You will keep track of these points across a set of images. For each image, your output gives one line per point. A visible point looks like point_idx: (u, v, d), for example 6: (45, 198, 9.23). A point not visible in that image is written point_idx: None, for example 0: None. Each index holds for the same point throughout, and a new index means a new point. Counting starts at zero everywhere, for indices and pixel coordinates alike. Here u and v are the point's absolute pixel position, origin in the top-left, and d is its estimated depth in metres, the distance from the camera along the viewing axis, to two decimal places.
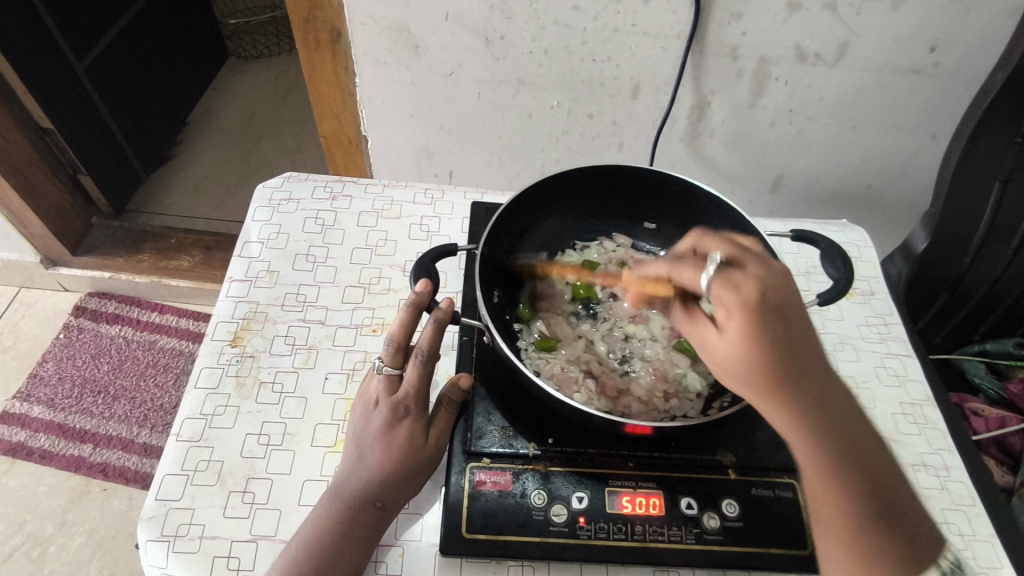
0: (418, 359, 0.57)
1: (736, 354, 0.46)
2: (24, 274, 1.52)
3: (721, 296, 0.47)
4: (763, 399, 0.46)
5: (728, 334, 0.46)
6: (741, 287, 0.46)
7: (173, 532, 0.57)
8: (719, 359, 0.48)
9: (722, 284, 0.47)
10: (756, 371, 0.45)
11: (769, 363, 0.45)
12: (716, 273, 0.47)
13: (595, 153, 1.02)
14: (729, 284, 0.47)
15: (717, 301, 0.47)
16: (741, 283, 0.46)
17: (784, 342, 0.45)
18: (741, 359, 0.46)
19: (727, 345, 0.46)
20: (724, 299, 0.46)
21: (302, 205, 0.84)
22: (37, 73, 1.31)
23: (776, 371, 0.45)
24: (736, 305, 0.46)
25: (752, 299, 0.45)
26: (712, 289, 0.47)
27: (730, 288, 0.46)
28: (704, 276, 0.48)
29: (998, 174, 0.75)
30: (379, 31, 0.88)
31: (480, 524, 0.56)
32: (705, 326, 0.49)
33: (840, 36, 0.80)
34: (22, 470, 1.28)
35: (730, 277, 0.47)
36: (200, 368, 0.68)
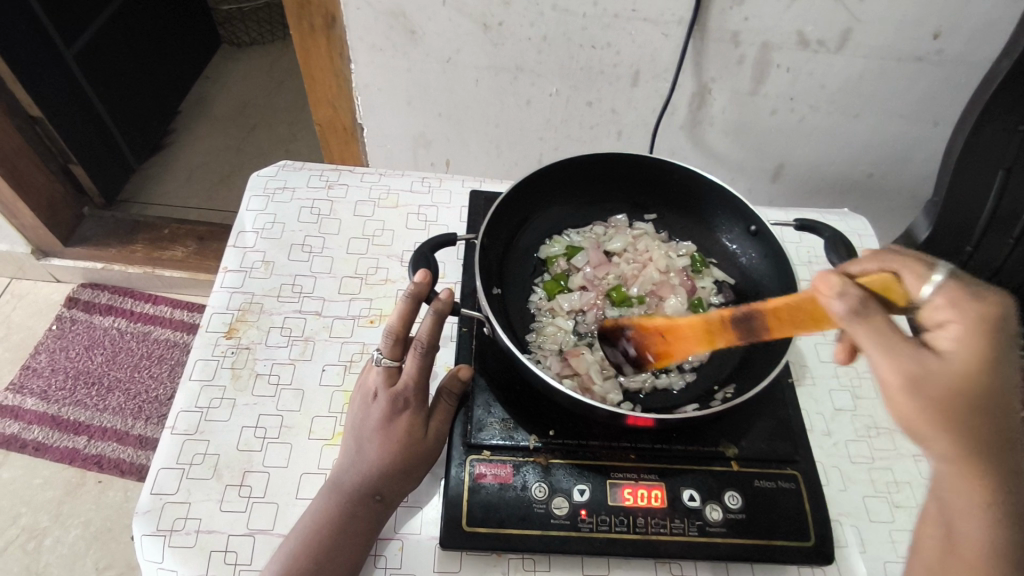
0: (418, 351, 0.56)
1: (962, 377, 0.41)
2: (15, 265, 1.50)
3: (956, 309, 0.43)
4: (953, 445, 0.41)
5: (956, 356, 0.41)
6: (975, 306, 0.43)
7: (169, 526, 0.56)
8: (927, 387, 0.41)
9: (966, 300, 0.43)
10: (963, 398, 0.41)
11: (977, 397, 0.41)
12: (951, 282, 0.44)
13: (594, 141, 1.01)
14: (966, 296, 0.43)
15: (949, 306, 0.43)
16: (973, 300, 0.43)
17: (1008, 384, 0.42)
18: (966, 387, 0.41)
19: (950, 367, 0.41)
20: (963, 308, 0.43)
21: (297, 194, 0.83)
22: (26, 60, 1.29)
23: (978, 406, 0.41)
24: (973, 322, 0.42)
25: (991, 319, 0.42)
26: (937, 298, 0.44)
27: (961, 301, 0.43)
28: (927, 286, 0.45)
29: (1001, 163, 0.74)
30: (374, 16, 0.86)
31: (481, 518, 0.56)
32: (914, 347, 0.42)
33: (844, 22, 0.78)
34: (15, 463, 1.27)
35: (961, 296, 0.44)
36: (195, 360, 0.67)
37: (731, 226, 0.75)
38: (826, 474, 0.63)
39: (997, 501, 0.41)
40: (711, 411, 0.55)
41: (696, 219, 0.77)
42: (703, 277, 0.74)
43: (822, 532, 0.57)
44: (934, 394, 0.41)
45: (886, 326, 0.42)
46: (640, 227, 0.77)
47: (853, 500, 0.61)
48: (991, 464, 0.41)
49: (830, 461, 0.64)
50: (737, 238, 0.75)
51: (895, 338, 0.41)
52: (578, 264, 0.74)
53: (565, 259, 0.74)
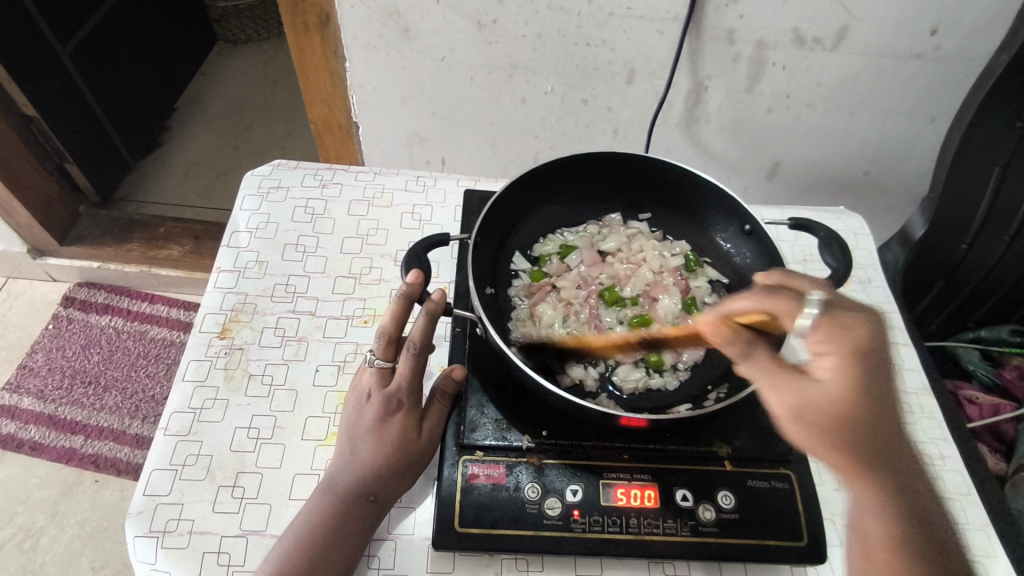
0: (411, 352, 0.56)
1: (837, 404, 0.44)
2: (10, 264, 1.50)
3: (829, 341, 0.45)
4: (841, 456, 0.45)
5: (831, 381, 0.45)
6: (853, 332, 0.45)
7: (162, 528, 0.56)
8: (803, 412, 0.45)
9: (835, 331, 0.45)
10: (839, 417, 0.44)
11: (855, 417, 0.44)
12: (823, 314, 0.46)
13: (590, 139, 1.00)
14: (837, 327, 0.45)
15: (824, 340, 0.46)
16: (852, 326, 0.45)
17: (885, 400, 0.44)
18: (842, 410, 0.44)
19: (825, 391, 0.45)
20: (836, 341, 0.45)
21: (291, 193, 0.83)
22: (20, 58, 1.28)
23: (856, 423, 0.44)
24: (845, 351, 0.45)
25: (858, 345, 0.45)
26: (814, 333, 0.46)
27: (840, 329, 0.45)
28: (802, 315, 0.46)
29: (997, 159, 0.74)
30: (368, 14, 0.85)
31: (474, 518, 0.56)
32: (790, 375, 0.46)
33: (839, 19, 0.78)
34: (11, 462, 1.27)
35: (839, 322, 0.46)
36: (188, 361, 0.66)
37: (725, 225, 0.75)
38: (821, 473, 0.63)
39: (886, 498, 0.46)
40: (705, 412, 0.55)
41: (691, 218, 0.77)
42: (697, 277, 0.73)
43: (815, 532, 0.57)
44: (813, 419, 0.44)
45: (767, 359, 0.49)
46: (634, 227, 0.77)
47: (846, 499, 0.61)
48: (872, 468, 0.45)
49: (824, 460, 0.64)
50: (731, 237, 0.75)
51: (776, 368, 0.48)
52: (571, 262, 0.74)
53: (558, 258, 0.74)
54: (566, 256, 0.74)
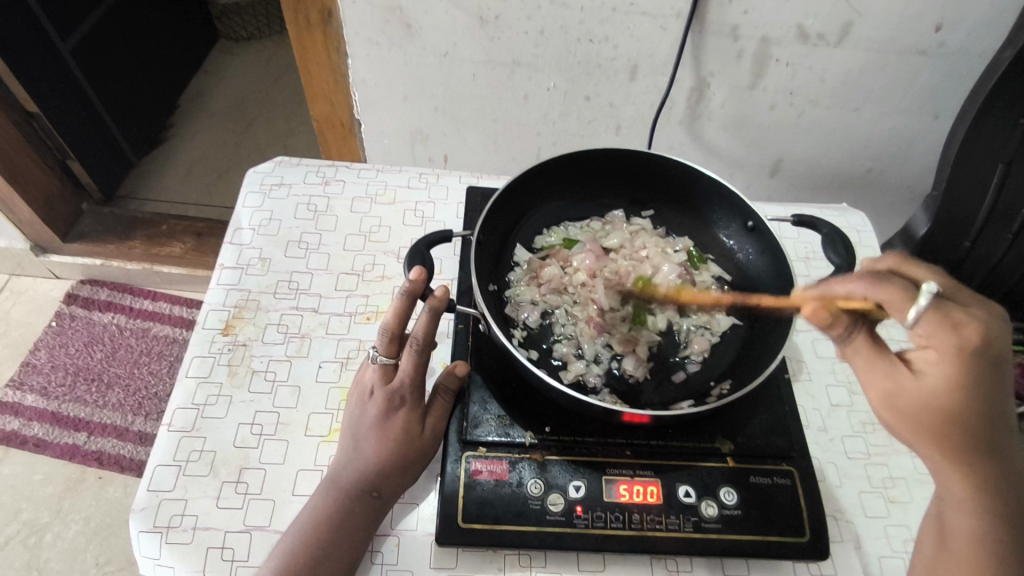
0: (413, 349, 0.56)
1: (936, 400, 0.45)
2: (14, 262, 1.50)
3: (934, 334, 0.45)
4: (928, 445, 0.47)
5: (932, 377, 0.46)
6: (964, 331, 0.44)
7: (166, 523, 0.56)
8: (900, 402, 0.47)
9: (943, 324, 0.44)
10: (940, 414, 0.46)
11: (953, 412, 0.45)
12: (933, 307, 0.44)
13: (592, 136, 1.00)
14: (946, 322, 0.45)
15: (929, 333, 0.45)
16: (963, 325, 0.44)
17: (992, 402, 0.45)
18: (944, 406, 0.45)
19: (928, 385, 0.46)
20: (939, 337, 0.45)
21: (294, 190, 0.83)
22: (22, 55, 1.28)
23: (955, 417, 0.45)
24: (953, 350, 0.44)
25: (968, 345, 0.44)
26: (920, 326, 0.45)
27: (948, 327, 0.44)
28: (913, 308, 0.45)
29: (1001, 156, 0.73)
30: (370, 10, 0.85)
31: (476, 514, 0.56)
32: (889, 363, 0.47)
33: (843, 15, 0.78)
34: (15, 459, 1.27)
35: (948, 317, 0.45)
36: (192, 357, 0.67)
37: (728, 221, 0.75)
38: (823, 469, 0.63)
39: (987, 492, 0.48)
40: (708, 408, 0.55)
41: (693, 215, 0.77)
42: (700, 273, 0.74)
43: (817, 528, 0.57)
44: (907, 410, 0.46)
45: (868, 344, 0.48)
46: (637, 223, 0.77)
47: (849, 495, 0.61)
48: (974, 462, 0.47)
49: (827, 457, 0.64)
50: (734, 233, 0.75)
51: (876, 357, 0.47)
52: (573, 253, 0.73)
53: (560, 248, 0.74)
54: (568, 247, 0.74)
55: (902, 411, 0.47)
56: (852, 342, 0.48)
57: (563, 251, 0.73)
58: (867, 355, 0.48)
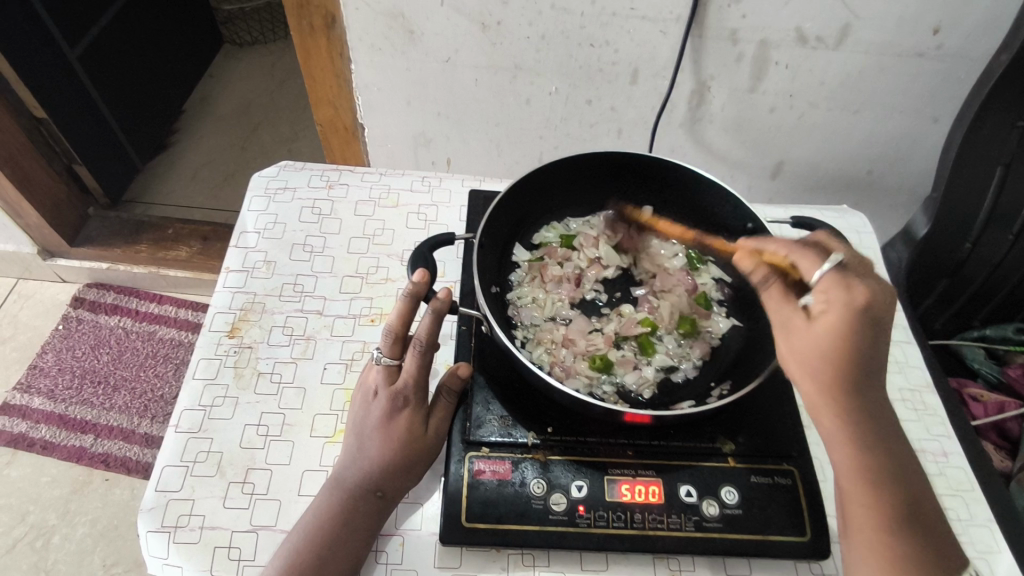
0: (418, 350, 0.57)
1: (823, 344, 0.48)
2: (22, 266, 1.51)
3: (829, 289, 0.49)
4: (811, 386, 0.49)
5: (823, 324, 0.48)
6: (854, 292, 0.48)
7: (174, 523, 0.57)
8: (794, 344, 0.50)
9: (838, 282, 0.49)
10: (822, 357, 0.48)
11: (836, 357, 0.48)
12: (834, 270, 0.50)
13: (594, 139, 1.01)
14: (841, 282, 0.49)
15: (824, 289, 0.49)
16: (855, 286, 0.48)
17: (874, 351, 0.48)
18: (829, 352, 0.48)
19: (817, 331, 0.49)
20: (832, 292, 0.49)
21: (299, 194, 0.84)
22: (30, 63, 1.30)
23: (836, 359, 0.48)
24: (841, 303, 0.48)
25: (858, 301, 0.48)
26: (821, 283, 0.50)
27: (843, 286, 0.48)
28: (817, 269, 0.51)
29: (1000, 158, 0.74)
30: (374, 16, 0.86)
31: (480, 514, 0.57)
32: (791, 309, 0.51)
33: (842, 18, 0.78)
34: (23, 461, 1.29)
35: (846, 281, 0.49)
36: (198, 359, 0.67)
37: (729, 223, 0.76)
38: (824, 469, 0.63)
39: (861, 442, 0.49)
40: (710, 408, 0.56)
41: (694, 218, 0.78)
42: (699, 273, 0.75)
43: (818, 527, 0.58)
44: (800, 351, 0.50)
45: (779, 292, 0.53)
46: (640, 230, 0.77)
47: None
48: (849, 409, 0.49)
49: (827, 457, 0.64)
50: (735, 235, 0.75)
51: (783, 304, 0.52)
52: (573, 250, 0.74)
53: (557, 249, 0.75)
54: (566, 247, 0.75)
55: (795, 353, 0.50)
56: (769, 288, 0.54)
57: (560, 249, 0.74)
58: (776, 299, 0.53)
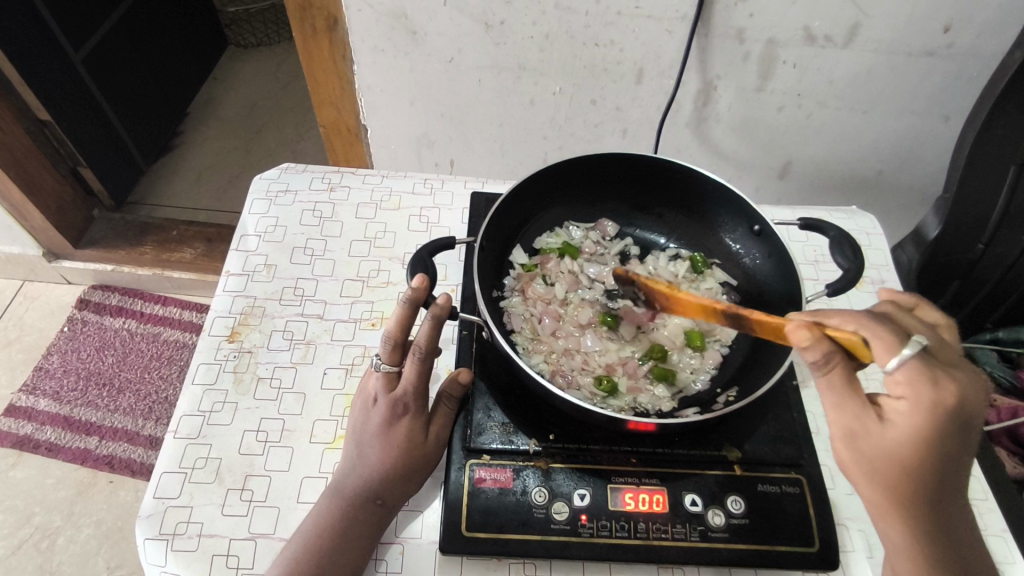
0: (417, 356, 0.55)
1: (899, 450, 0.44)
2: (27, 268, 1.52)
3: (911, 384, 0.43)
4: (877, 490, 0.46)
5: (900, 426, 0.44)
6: (940, 389, 0.42)
7: (171, 530, 0.56)
8: (863, 451, 0.45)
9: (925, 377, 0.42)
10: (899, 468, 0.44)
11: (917, 475, 0.44)
12: (917, 359, 0.43)
13: (598, 140, 1.00)
14: (927, 377, 0.43)
15: (905, 381, 0.43)
16: (941, 382, 0.43)
17: (954, 456, 0.44)
18: (899, 456, 0.44)
19: (892, 436, 0.44)
20: (916, 388, 0.43)
21: (300, 197, 0.83)
22: (36, 67, 1.30)
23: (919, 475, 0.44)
24: (924, 404, 0.42)
25: (943, 402, 0.42)
26: (899, 372, 0.43)
27: (929, 383, 0.42)
28: (896, 356, 0.43)
29: (1012, 158, 0.72)
30: (376, 17, 0.85)
31: (480, 523, 0.56)
32: (863, 411, 0.45)
33: (852, 16, 0.77)
34: (29, 463, 1.29)
35: (930, 375, 0.43)
36: (197, 364, 0.67)
37: (735, 226, 0.74)
38: (833, 477, 0.62)
39: (925, 544, 0.46)
40: (717, 414, 0.54)
41: (700, 220, 0.76)
42: (704, 278, 0.74)
43: (826, 538, 0.56)
44: (867, 456, 0.45)
45: (843, 383, 0.45)
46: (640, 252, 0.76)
47: (860, 503, 0.60)
48: (915, 515, 0.46)
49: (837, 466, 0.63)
50: (741, 238, 0.74)
51: (848, 403, 0.45)
52: (574, 254, 0.74)
53: (560, 254, 0.74)
54: (569, 253, 0.74)
55: (867, 462, 0.45)
56: (828, 376, 0.45)
57: (564, 254, 0.74)
58: (841, 389, 0.45)
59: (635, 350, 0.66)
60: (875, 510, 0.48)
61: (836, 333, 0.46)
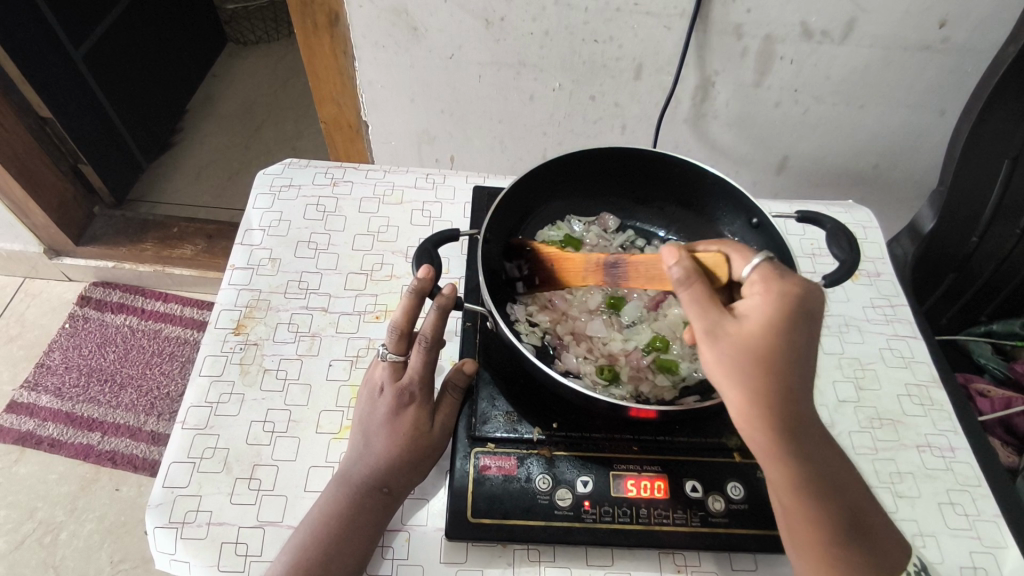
0: (423, 346, 0.57)
1: (755, 340, 0.47)
2: (28, 265, 1.52)
3: (763, 282, 0.49)
4: (741, 392, 0.47)
5: (755, 318, 0.48)
6: (786, 282, 0.49)
7: (181, 519, 0.57)
8: (721, 346, 0.47)
9: (773, 276, 0.49)
10: (757, 361, 0.46)
11: (774, 367, 0.46)
12: (765, 263, 0.50)
13: (597, 135, 1.01)
14: (774, 274, 0.49)
15: (759, 281, 0.49)
16: (786, 277, 0.49)
17: (803, 352, 0.48)
18: (757, 347, 0.47)
19: (750, 328, 0.47)
20: (767, 283, 0.49)
21: (303, 191, 0.84)
22: (36, 63, 1.30)
23: (776, 366, 0.46)
24: (774, 294, 0.48)
25: (790, 292, 0.48)
26: (754, 275, 0.50)
27: (775, 277, 0.49)
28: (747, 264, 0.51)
29: (1007, 151, 0.74)
30: (377, 13, 0.86)
31: (486, 509, 0.57)
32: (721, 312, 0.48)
33: (848, 12, 0.78)
34: (31, 459, 1.29)
35: (776, 273, 0.49)
36: (204, 356, 0.68)
37: (733, 219, 0.75)
38: None
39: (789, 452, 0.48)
40: (718, 402, 0.56)
41: (700, 213, 0.77)
42: None
43: None
44: (731, 354, 0.47)
45: (704, 291, 0.49)
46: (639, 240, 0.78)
47: None
48: (776, 417, 0.47)
49: None
50: (739, 231, 0.75)
51: (709, 306, 0.48)
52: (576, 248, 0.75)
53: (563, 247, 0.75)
54: (572, 245, 0.75)
55: (728, 357, 0.47)
56: (692, 288, 0.49)
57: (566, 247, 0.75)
58: (704, 298, 0.49)
59: (638, 340, 0.67)
60: (737, 416, 0.48)
61: (702, 255, 0.54)
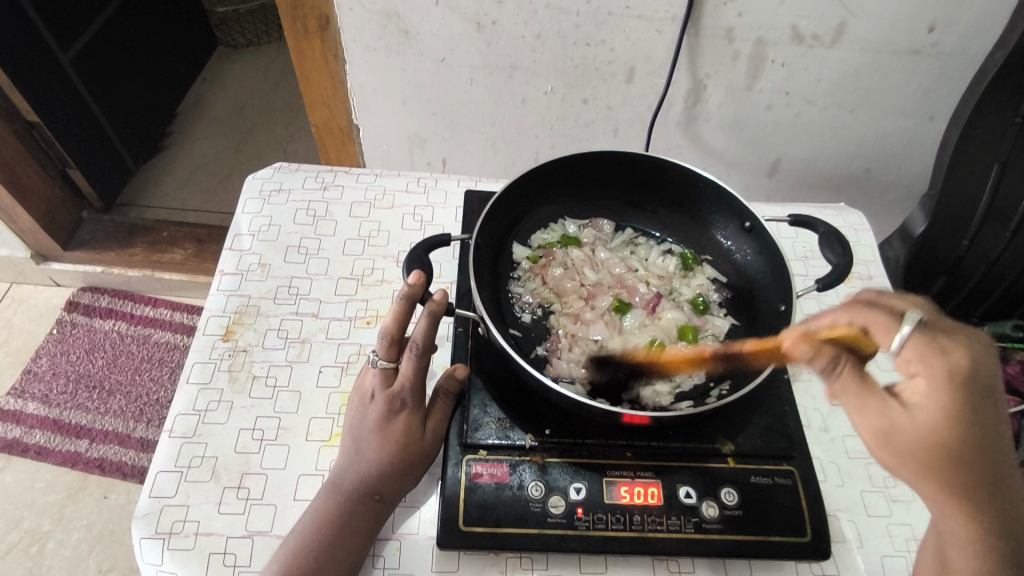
0: (413, 353, 0.56)
1: (935, 435, 0.42)
2: (15, 270, 1.50)
3: (922, 359, 0.42)
4: (927, 484, 0.43)
5: (925, 408, 0.42)
6: (951, 356, 0.42)
7: (168, 529, 0.56)
8: (897, 444, 0.43)
9: (932, 352, 0.42)
10: (939, 456, 0.42)
11: (957, 456, 0.42)
12: (919, 332, 0.42)
13: (590, 138, 1.01)
14: (933, 347, 0.42)
15: (916, 358, 0.43)
16: (950, 349, 0.42)
17: (987, 430, 0.42)
18: (936, 442, 0.42)
19: (921, 420, 0.42)
20: (928, 363, 0.42)
21: (292, 196, 0.83)
22: (22, 68, 1.29)
23: (960, 457, 0.42)
24: (942, 376, 0.42)
25: (956, 370, 0.41)
26: (906, 351, 0.43)
27: (937, 352, 0.42)
28: (897, 336, 0.43)
29: (997, 156, 0.74)
30: (368, 17, 0.86)
31: (477, 517, 0.56)
32: (883, 401, 0.44)
33: (839, 16, 0.78)
34: (18, 467, 1.28)
35: (937, 344, 0.42)
36: (192, 363, 0.67)
37: (726, 222, 0.75)
38: (824, 469, 0.63)
39: (989, 544, 0.43)
40: (709, 407, 0.55)
41: (692, 217, 0.77)
42: (695, 273, 0.74)
43: (818, 528, 0.57)
44: (904, 450, 0.43)
45: (856, 379, 0.45)
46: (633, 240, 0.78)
47: (854, 493, 0.62)
48: (972, 504, 0.43)
49: (829, 458, 0.64)
50: (732, 234, 0.75)
51: (870, 396, 0.44)
52: (570, 251, 0.75)
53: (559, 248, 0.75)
54: (567, 247, 0.75)
55: (903, 455, 0.43)
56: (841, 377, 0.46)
57: (560, 250, 0.75)
58: (860, 390, 0.45)
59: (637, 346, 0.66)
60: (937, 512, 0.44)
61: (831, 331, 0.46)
